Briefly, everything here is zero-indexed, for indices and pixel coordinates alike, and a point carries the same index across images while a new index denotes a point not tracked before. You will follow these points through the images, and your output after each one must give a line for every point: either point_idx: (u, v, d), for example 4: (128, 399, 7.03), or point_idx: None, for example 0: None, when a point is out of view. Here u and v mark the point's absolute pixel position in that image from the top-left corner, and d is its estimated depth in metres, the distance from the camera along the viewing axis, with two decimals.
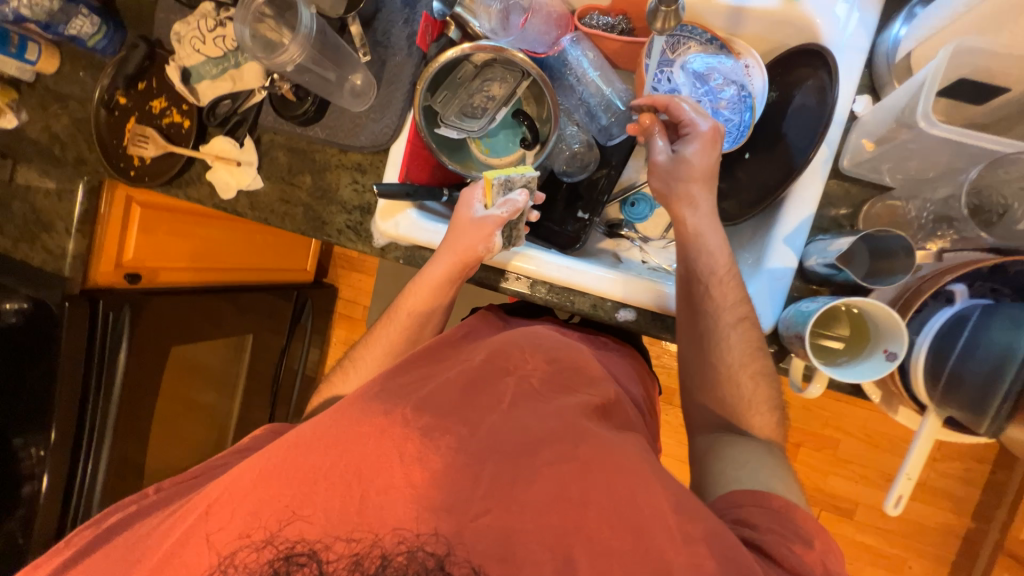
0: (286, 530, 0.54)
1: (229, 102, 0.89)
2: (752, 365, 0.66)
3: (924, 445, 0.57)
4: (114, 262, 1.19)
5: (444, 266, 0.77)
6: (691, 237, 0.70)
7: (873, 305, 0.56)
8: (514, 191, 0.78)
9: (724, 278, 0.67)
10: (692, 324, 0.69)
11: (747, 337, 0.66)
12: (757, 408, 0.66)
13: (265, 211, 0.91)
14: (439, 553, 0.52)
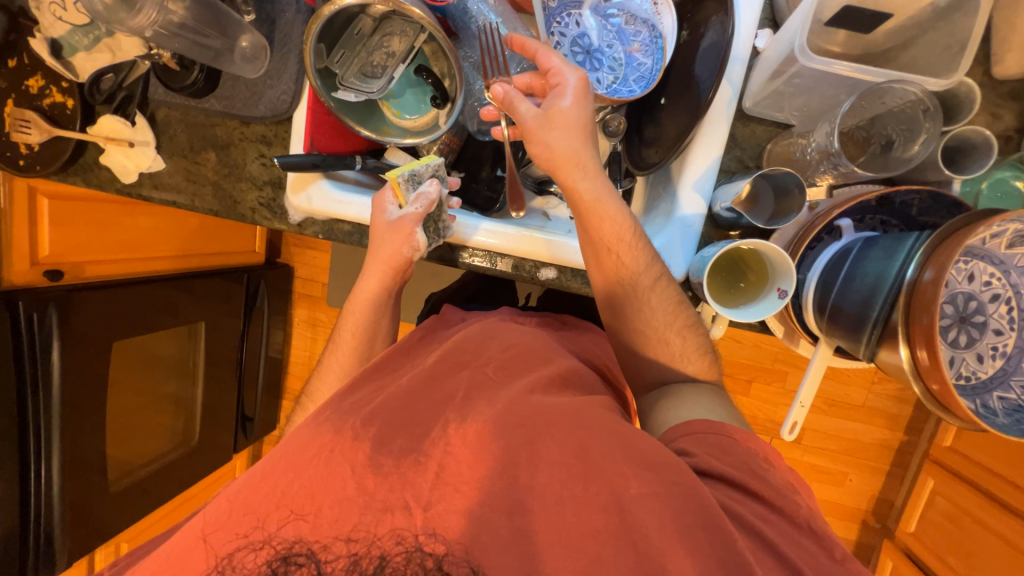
0: (285, 529, 0.56)
1: (110, 75, 0.82)
2: (676, 320, 0.70)
3: (817, 371, 0.61)
4: (29, 260, 1.12)
5: (376, 276, 0.80)
6: (588, 205, 0.66)
7: (763, 245, 0.57)
8: (423, 184, 0.78)
9: (632, 240, 0.67)
10: (614, 293, 0.69)
11: (666, 296, 0.69)
12: (688, 358, 0.71)
13: (173, 193, 0.86)
14: (439, 552, 0.54)
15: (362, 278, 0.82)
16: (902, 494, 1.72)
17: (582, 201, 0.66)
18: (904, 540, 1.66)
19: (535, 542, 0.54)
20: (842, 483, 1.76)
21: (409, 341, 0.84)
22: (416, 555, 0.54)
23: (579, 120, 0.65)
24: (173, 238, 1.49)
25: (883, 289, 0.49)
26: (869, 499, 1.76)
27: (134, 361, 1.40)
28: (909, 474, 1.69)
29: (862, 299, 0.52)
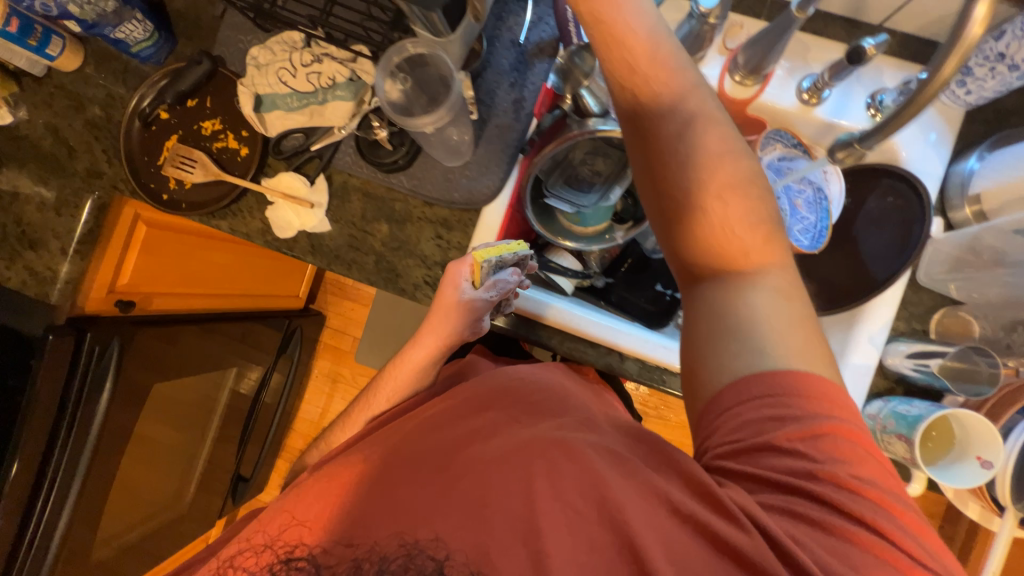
0: (286, 533, 0.64)
1: (299, 136, 0.83)
2: (798, 308, 0.53)
3: (1002, 549, 0.64)
4: (107, 288, 1.02)
5: (426, 348, 0.84)
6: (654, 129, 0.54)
7: (971, 416, 0.62)
8: (503, 270, 0.76)
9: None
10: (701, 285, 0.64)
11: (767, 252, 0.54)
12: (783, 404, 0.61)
13: (328, 256, 0.84)
14: (439, 556, 0.56)
15: (416, 345, 0.85)
16: None
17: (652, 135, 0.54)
18: None
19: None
20: None
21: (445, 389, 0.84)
22: (417, 556, 0.57)
23: (650, 27, 0.54)
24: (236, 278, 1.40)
25: None
26: None
27: (159, 411, 1.23)
28: None
29: None
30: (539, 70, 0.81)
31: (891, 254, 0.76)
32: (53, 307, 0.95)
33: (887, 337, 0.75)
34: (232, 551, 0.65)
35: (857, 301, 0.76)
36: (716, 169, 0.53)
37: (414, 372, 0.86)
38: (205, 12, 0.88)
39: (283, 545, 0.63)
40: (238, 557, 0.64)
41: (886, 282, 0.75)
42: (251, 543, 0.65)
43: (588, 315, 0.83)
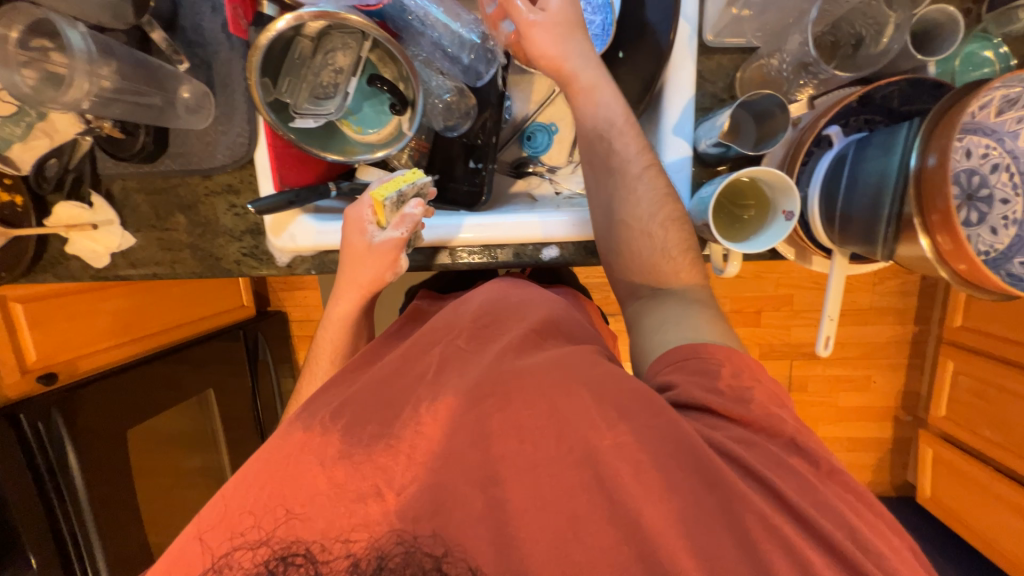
0: (281, 529, 0.52)
1: (54, 160, 0.78)
2: (673, 206, 0.66)
3: (837, 285, 0.61)
4: (18, 371, 1.09)
5: (353, 301, 0.77)
6: (601, 130, 0.66)
7: (761, 172, 0.57)
8: (408, 204, 0.72)
9: (625, 127, 0.65)
10: (601, 164, 0.67)
11: (653, 184, 0.66)
12: (677, 258, 0.66)
13: (150, 265, 0.83)
14: (439, 553, 0.50)
15: (341, 298, 0.78)
16: (925, 384, 1.74)
17: (590, 137, 0.67)
18: (936, 425, 1.69)
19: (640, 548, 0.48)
20: (866, 387, 1.78)
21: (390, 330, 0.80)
22: (416, 553, 0.50)
23: (582, 46, 0.66)
24: (159, 313, 1.42)
25: (892, 188, 0.49)
26: (893, 395, 1.79)
27: (151, 446, 1.34)
28: (928, 363, 1.72)
29: (873, 200, 0.51)
30: None
31: (672, 22, 0.65)
32: None
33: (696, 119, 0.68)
34: (228, 542, 0.52)
35: (653, 94, 0.69)
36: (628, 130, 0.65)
37: (344, 327, 0.80)
38: None
39: (278, 540, 0.52)
40: (235, 554, 0.51)
41: (671, 58, 0.66)
42: (243, 538, 0.52)
43: (500, 220, 0.78)
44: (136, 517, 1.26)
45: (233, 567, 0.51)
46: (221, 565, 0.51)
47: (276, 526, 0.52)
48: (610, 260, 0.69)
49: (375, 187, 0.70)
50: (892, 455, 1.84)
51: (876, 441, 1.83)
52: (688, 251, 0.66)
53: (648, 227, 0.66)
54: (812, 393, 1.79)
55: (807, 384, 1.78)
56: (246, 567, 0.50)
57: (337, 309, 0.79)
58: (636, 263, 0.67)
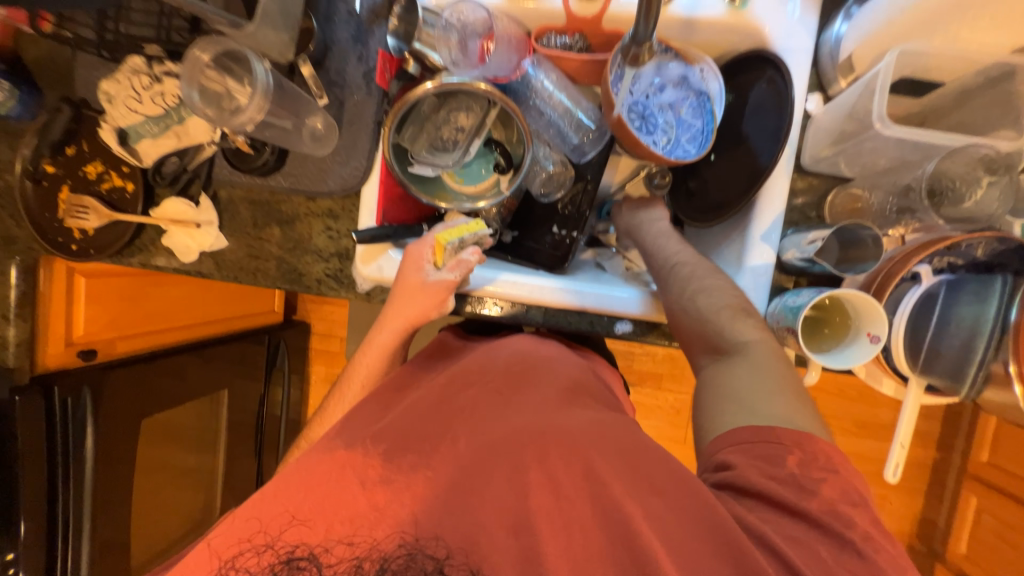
0: (287, 534, 0.53)
1: (175, 159, 0.84)
2: (771, 346, 0.60)
3: (910, 412, 0.60)
4: (64, 342, 1.09)
5: (395, 331, 0.75)
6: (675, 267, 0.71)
7: (851, 294, 0.60)
8: (466, 250, 0.75)
9: (660, 236, 0.77)
10: (674, 292, 0.68)
11: (743, 317, 0.62)
12: (792, 399, 0.56)
13: (233, 269, 0.86)
14: (441, 556, 0.51)
15: (380, 326, 0.76)
16: (943, 514, 1.68)
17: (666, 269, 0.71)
18: (954, 562, 1.61)
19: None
20: (882, 506, 1.72)
21: (421, 358, 0.78)
22: (418, 556, 0.51)
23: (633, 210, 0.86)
24: (202, 305, 1.44)
25: (986, 334, 0.56)
26: (910, 520, 1.73)
27: (158, 438, 1.31)
28: (948, 494, 1.67)
29: (964, 343, 0.58)
30: (379, 34, 0.78)
31: (777, 144, 0.71)
32: (13, 369, 1.01)
33: (783, 231, 0.73)
34: (236, 545, 0.53)
35: (747, 201, 0.74)
36: (702, 271, 0.68)
37: (383, 354, 0.78)
38: (51, 53, 0.85)
39: (285, 543, 0.53)
40: (239, 558, 0.52)
41: (769, 173, 0.71)
42: (250, 542, 0.53)
43: (558, 283, 0.79)
44: (126, 513, 1.21)
45: (238, 569, 0.52)
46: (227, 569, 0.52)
47: (285, 530, 0.53)
48: (692, 355, 0.65)
49: (439, 231, 0.75)
50: None
51: None
52: (801, 395, 0.57)
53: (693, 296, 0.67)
54: None
55: None
56: (250, 572, 0.52)
57: (379, 339, 0.78)
58: (695, 344, 0.65)
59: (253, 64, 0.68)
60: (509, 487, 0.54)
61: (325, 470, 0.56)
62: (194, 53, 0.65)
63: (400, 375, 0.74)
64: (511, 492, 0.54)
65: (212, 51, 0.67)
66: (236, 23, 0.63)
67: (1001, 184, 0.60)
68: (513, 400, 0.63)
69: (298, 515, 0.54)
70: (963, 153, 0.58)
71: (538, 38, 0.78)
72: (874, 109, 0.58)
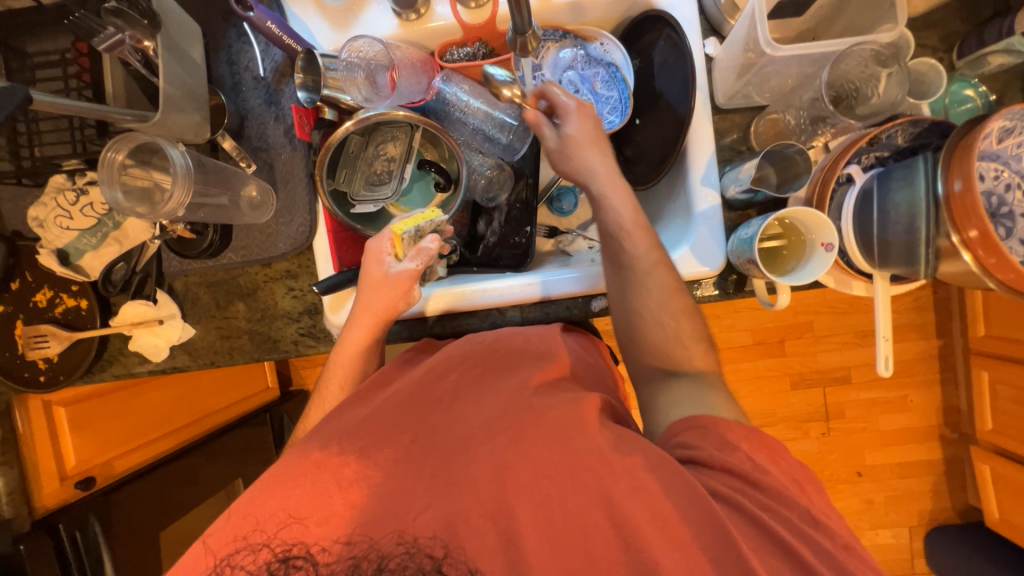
0: (284, 532, 0.53)
1: (122, 265, 0.82)
2: (681, 302, 0.69)
3: (883, 305, 0.64)
4: (58, 477, 1.06)
5: (364, 330, 0.73)
6: (614, 231, 0.71)
7: (799, 212, 0.63)
8: (425, 239, 0.75)
9: (634, 228, 0.70)
10: (613, 259, 0.72)
11: (663, 279, 0.69)
12: (691, 346, 0.68)
13: (208, 355, 0.85)
14: (439, 555, 0.51)
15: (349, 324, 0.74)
16: (963, 398, 1.71)
17: (606, 228, 0.72)
18: (985, 440, 1.63)
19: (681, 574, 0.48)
20: (905, 407, 1.75)
21: (407, 354, 0.77)
22: (417, 554, 0.51)
23: (590, 126, 0.73)
24: (191, 402, 1.40)
25: (923, 216, 0.55)
26: (934, 412, 1.75)
27: (181, 544, 1.27)
28: (961, 376, 1.70)
29: (905, 228, 0.57)
30: (289, 91, 0.79)
31: (688, 91, 0.74)
32: (10, 519, 0.96)
33: (720, 169, 0.76)
34: (230, 543, 0.53)
35: (678, 152, 0.77)
36: (638, 232, 0.70)
37: (358, 355, 0.74)
38: None
39: (281, 542, 0.52)
40: (237, 555, 0.52)
41: (691, 119, 0.74)
42: (245, 540, 0.53)
43: (523, 278, 0.79)
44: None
45: (232, 568, 0.51)
46: (221, 566, 0.52)
47: (280, 528, 0.53)
48: (627, 344, 0.72)
49: (394, 222, 0.74)
50: (948, 478, 1.76)
51: (927, 463, 1.76)
52: (700, 338, 0.69)
53: (659, 318, 0.69)
54: (853, 419, 1.74)
55: (845, 410, 1.74)
56: (246, 570, 0.51)
57: (351, 339, 0.74)
58: (649, 347, 0.69)
59: (168, 152, 0.66)
60: (488, 469, 0.55)
61: (297, 482, 0.55)
62: (104, 156, 0.63)
63: (384, 372, 0.73)
64: (490, 479, 0.55)
65: (126, 149, 0.65)
66: (142, 115, 0.64)
67: (898, 73, 0.64)
68: (490, 391, 0.65)
69: (280, 524, 0.53)
70: (850, 54, 0.62)
71: (441, 55, 0.81)
72: (760, 38, 0.60)
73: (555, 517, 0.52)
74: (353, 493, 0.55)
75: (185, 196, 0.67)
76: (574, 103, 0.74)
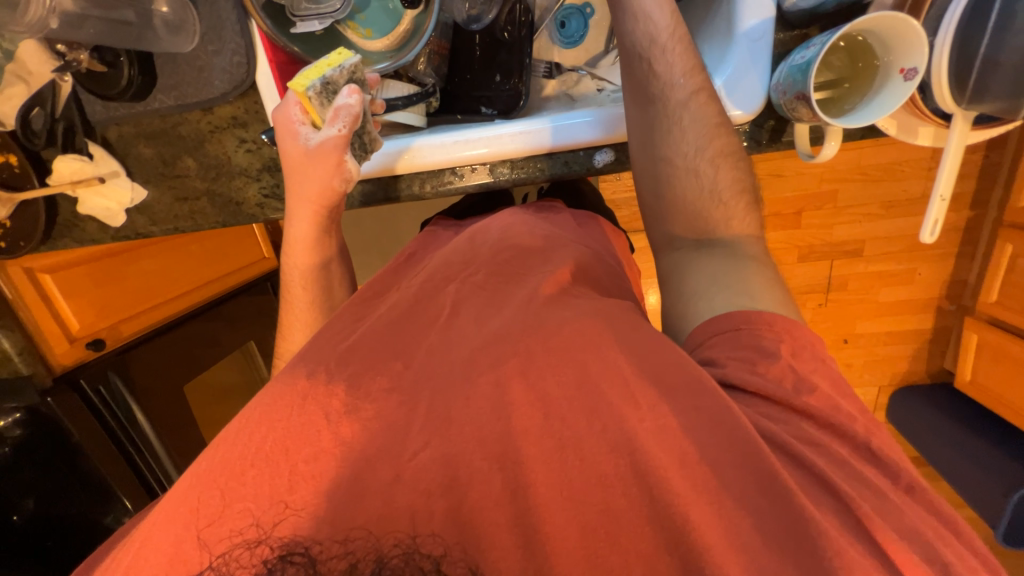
0: (278, 525, 0.42)
1: (39, 111, 0.69)
2: (722, 146, 0.57)
3: (953, 158, 0.52)
4: (66, 338, 1.07)
5: (307, 220, 0.66)
6: (646, 48, 0.58)
7: (876, 20, 0.47)
8: (340, 92, 0.57)
9: (672, 46, 0.58)
10: (641, 88, 0.59)
11: (701, 112, 0.57)
12: (728, 202, 0.57)
13: (169, 220, 0.77)
14: (437, 553, 0.40)
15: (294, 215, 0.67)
16: (974, 271, 1.67)
17: (635, 46, 0.59)
18: (985, 311, 1.64)
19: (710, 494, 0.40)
20: (910, 280, 1.71)
21: (398, 261, 0.70)
22: (414, 557, 0.40)
23: None
24: (188, 270, 1.31)
25: None
26: (938, 285, 1.72)
27: (208, 396, 1.39)
28: (980, 249, 1.63)
29: None
30: None
31: None
32: (32, 375, 1.00)
33: None
34: (226, 540, 0.42)
35: None
36: (676, 49, 0.57)
37: (312, 243, 0.69)
38: None
39: (277, 536, 0.42)
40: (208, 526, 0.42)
41: None
42: (235, 528, 0.42)
43: (519, 124, 0.67)
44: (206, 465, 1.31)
45: (229, 567, 0.41)
46: (221, 565, 0.41)
47: (281, 520, 0.42)
48: (649, 205, 0.61)
49: (295, 76, 0.57)
50: (932, 345, 1.82)
51: (914, 332, 1.80)
52: (742, 192, 0.58)
53: (693, 164, 0.58)
54: (854, 292, 1.72)
55: (847, 283, 1.71)
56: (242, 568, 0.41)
57: (297, 231, 0.68)
58: (678, 208, 0.59)
59: None
60: (488, 399, 0.45)
61: (283, 407, 0.47)
62: None
63: (379, 279, 0.66)
64: (492, 390, 0.46)
65: None
66: None
67: None
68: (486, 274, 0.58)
69: (248, 454, 0.45)
70: None
71: None
72: None
73: (565, 412, 0.44)
74: (337, 402, 0.47)
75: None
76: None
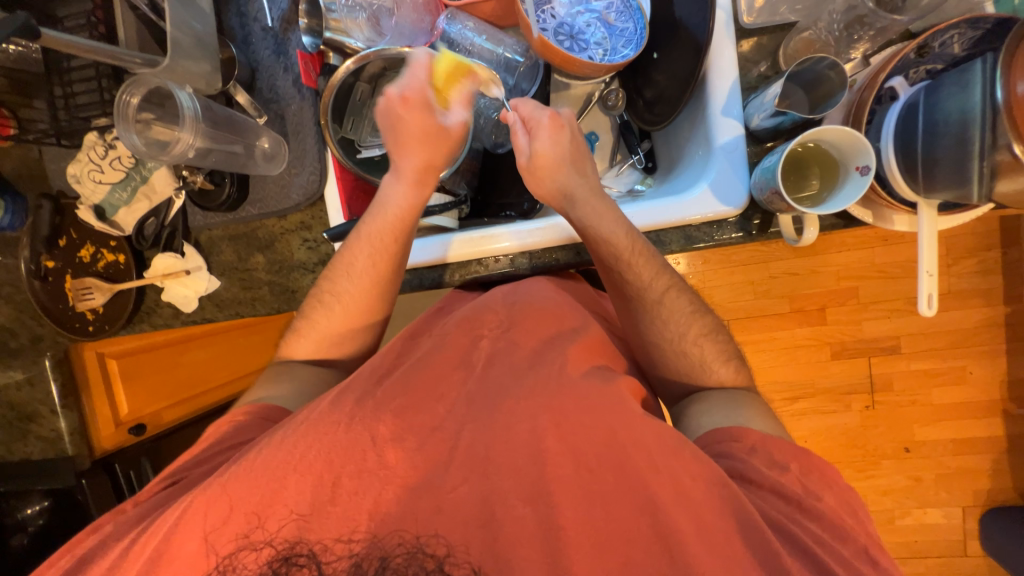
0: (284, 529, 0.50)
1: (152, 219, 0.86)
2: (698, 327, 0.68)
3: (930, 236, 0.58)
4: (114, 423, 1.11)
5: (367, 279, 0.73)
6: (615, 262, 0.68)
7: (830, 131, 0.58)
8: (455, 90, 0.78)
9: (633, 257, 0.67)
10: (620, 291, 0.70)
11: (676, 306, 0.68)
12: (717, 369, 0.67)
13: (233, 306, 0.89)
14: (441, 553, 0.49)
15: (387, 189, 0.74)
16: None
17: (601, 253, 0.69)
18: None
19: (703, 526, 0.48)
20: (962, 379, 1.60)
21: (430, 312, 0.76)
22: (418, 554, 0.48)
23: (570, 151, 0.72)
24: (229, 364, 1.37)
25: (974, 120, 0.48)
26: (995, 383, 1.59)
27: None
28: None
29: (957, 138, 0.50)
30: (295, 39, 0.82)
31: (708, 13, 0.69)
32: (74, 457, 1.01)
33: (744, 98, 0.71)
34: (232, 541, 0.50)
35: (694, 86, 0.73)
36: (640, 262, 0.67)
37: (363, 312, 0.75)
38: (27, 155, 0.89)
39: (282, 539, 0.49)
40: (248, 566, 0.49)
41: (711, 46, 0.70)
42: (246, 538, 0.50)
43: (538, 222, 0.78)
44: None
45: (235, 567, 0.48)
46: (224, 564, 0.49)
47: (283, 524, 0.50)
48: (652, 368, 0.72)
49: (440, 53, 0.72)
50: (1011, 456, 1.61)
51: (983, 441, 1.61)
52: (726, 354, 0.68)
53: (682, 347, 0.68)
54: (901, 392, 1.62)
55: (891, 381, 1.62)
56: (248, 569, 0.48)
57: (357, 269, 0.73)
58: (676, 376, 0.69)
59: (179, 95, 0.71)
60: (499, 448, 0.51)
61: None
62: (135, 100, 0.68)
63: (411, 327, 0.72)
64: (531, 440, 0.53)
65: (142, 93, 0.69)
66: (151, 60, 0.69)
67: None
68: (503, 345, 0.64)
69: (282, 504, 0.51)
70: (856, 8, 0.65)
71: None
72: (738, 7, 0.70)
73: (584, 458, 0.52)
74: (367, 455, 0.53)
75: (193, 139, 0.72)
76: (547, 113, 0.72)
